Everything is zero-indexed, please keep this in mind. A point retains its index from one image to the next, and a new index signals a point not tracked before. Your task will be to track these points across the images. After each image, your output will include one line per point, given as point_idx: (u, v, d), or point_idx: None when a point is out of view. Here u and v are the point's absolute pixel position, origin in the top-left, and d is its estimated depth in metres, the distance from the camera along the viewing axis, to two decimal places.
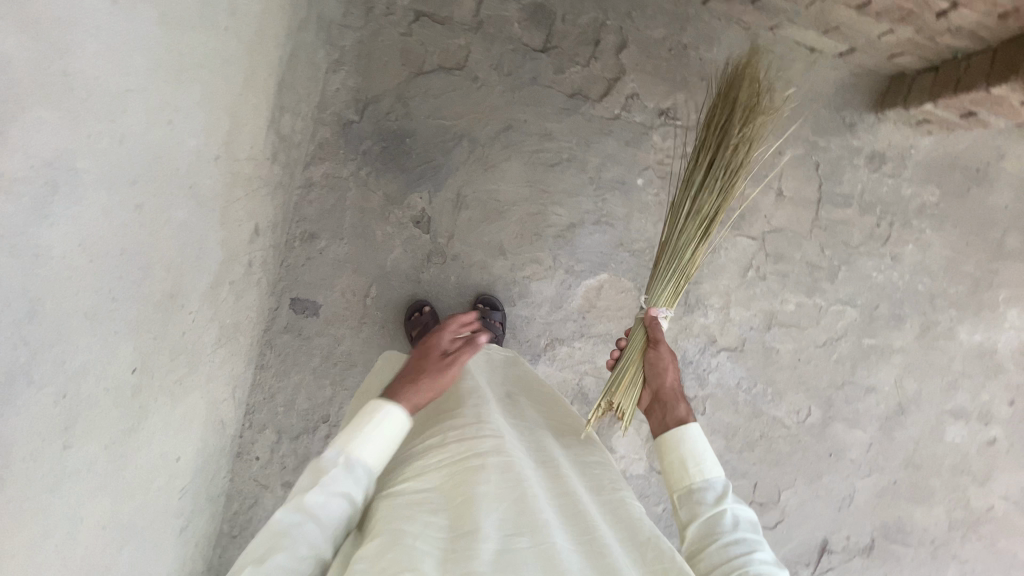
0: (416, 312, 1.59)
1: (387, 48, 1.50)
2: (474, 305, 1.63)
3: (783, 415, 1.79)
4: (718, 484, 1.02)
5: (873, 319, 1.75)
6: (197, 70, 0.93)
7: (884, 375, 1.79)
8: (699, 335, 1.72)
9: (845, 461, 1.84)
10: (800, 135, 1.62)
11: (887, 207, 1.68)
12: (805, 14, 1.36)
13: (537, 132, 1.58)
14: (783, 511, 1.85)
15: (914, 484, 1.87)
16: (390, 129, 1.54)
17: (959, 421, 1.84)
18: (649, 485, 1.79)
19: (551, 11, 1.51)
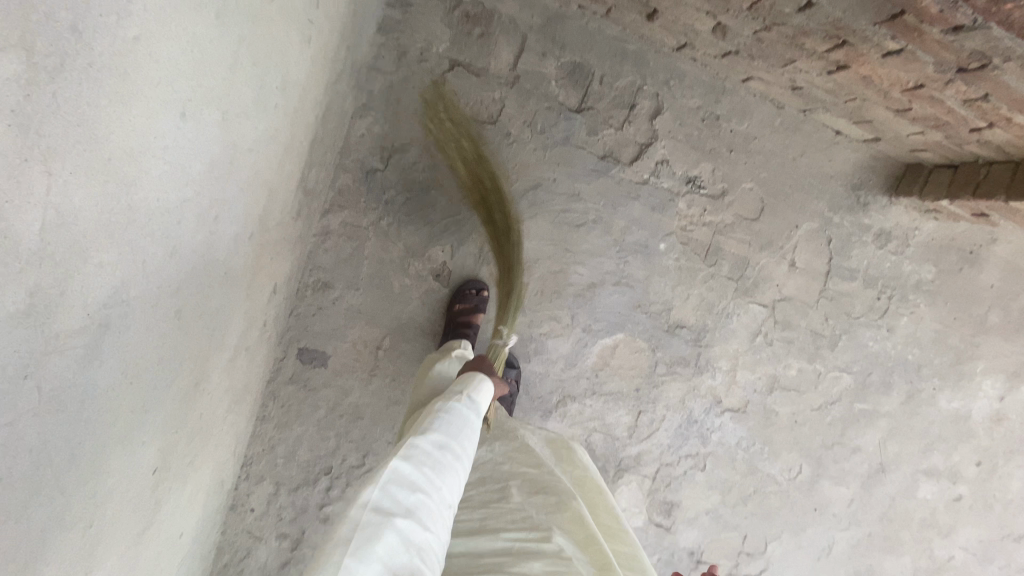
0: (457, 304, 1.52)
1: (418, 96, 1.43)
2: (490, 360, 1.60)
3: (776, 472, 1.86)
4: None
5: (865, 385, 1.84)
6: (245, 157, 0.85)
7: (870, 437, 1.89)
8: (706, 395, 1.76)
9: (828, 515, 1.93)
10: (817, 210, 1.66)
11: (888, 282, 1.76)
12: (841, 107, 1.38)
13: (565, 192, 1.55)
14: (767, 560, 1.94)
15: (887, 536, 1.99)
16: (415, 180, 1.48)
17: (931, 480, 1.96)
18: (646, 536, 1.84)
19: (589, 71, 1.47)
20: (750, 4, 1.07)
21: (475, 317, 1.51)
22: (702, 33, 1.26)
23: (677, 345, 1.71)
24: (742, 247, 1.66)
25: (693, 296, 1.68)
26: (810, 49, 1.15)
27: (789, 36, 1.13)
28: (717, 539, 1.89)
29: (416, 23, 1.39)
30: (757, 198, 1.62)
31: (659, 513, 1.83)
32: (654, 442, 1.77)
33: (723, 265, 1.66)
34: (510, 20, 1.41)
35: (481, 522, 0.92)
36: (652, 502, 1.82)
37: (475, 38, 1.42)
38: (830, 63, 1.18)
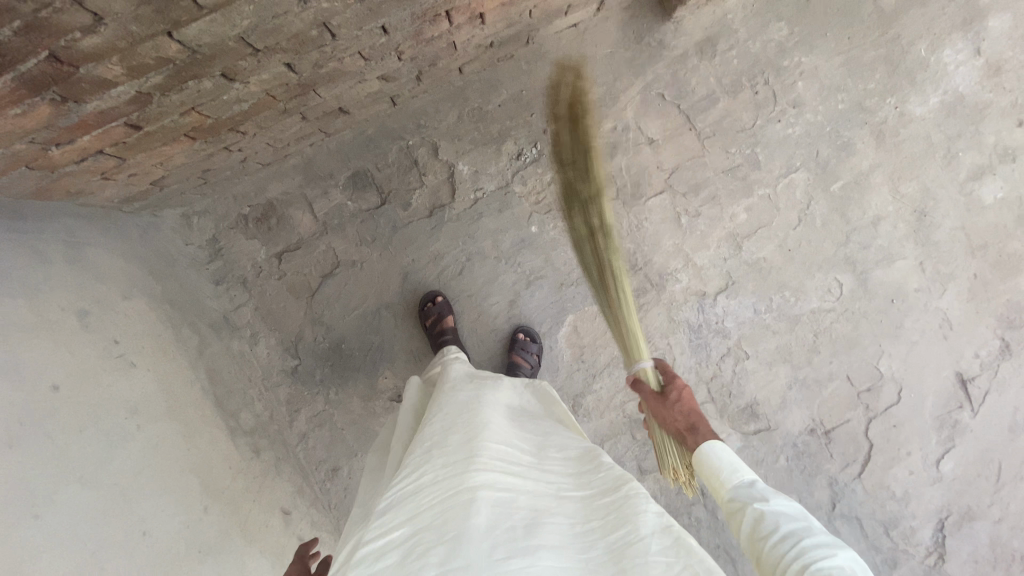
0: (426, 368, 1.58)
1: (278, 295, 1.66)
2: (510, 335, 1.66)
3: (819, 303, 1.68)
4: (755, 487, 0.89)
5: (823, 165, 1.65)
6: (139, 477, 1.09)
7: (878, 199, 1.66)
8: (688, 299, 1.69)
9: (913, 295, 1.68)
10: (628, 85, 1.61)
11: (750, 73, 1.61)
12: (536, 21, 1.39)
13: (429, 261, 1.66)
14: (895, 380, 1.71)
15: (997, 261, 1.67)
16: (326, 348, 1.67)
17: (986, 179, 1.65)
18: (756, 448, 1.72)
19: (364, 172, 1.63)
20: (362, 59, 1.16)
21: (446, 322, 1.60)
22: (382, 87, 1.36)
23: None
24: (599, 169, 1.64)
25: None
26: (441, 32, 1.21)
27: (415, 42, 1.20)
28: (825, 400, 1.71)
29: (234, 256, 1.63)
30: (569, 127, 1.61)
31: (750, 421, 1.71)
32: (683, 371, 1.70)
33: None
34: (284, 194, 1.62)
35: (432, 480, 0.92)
36: (733, 416, 1.72)
37: (276, 227, 1.63)
38: (471, 20, 1.22)
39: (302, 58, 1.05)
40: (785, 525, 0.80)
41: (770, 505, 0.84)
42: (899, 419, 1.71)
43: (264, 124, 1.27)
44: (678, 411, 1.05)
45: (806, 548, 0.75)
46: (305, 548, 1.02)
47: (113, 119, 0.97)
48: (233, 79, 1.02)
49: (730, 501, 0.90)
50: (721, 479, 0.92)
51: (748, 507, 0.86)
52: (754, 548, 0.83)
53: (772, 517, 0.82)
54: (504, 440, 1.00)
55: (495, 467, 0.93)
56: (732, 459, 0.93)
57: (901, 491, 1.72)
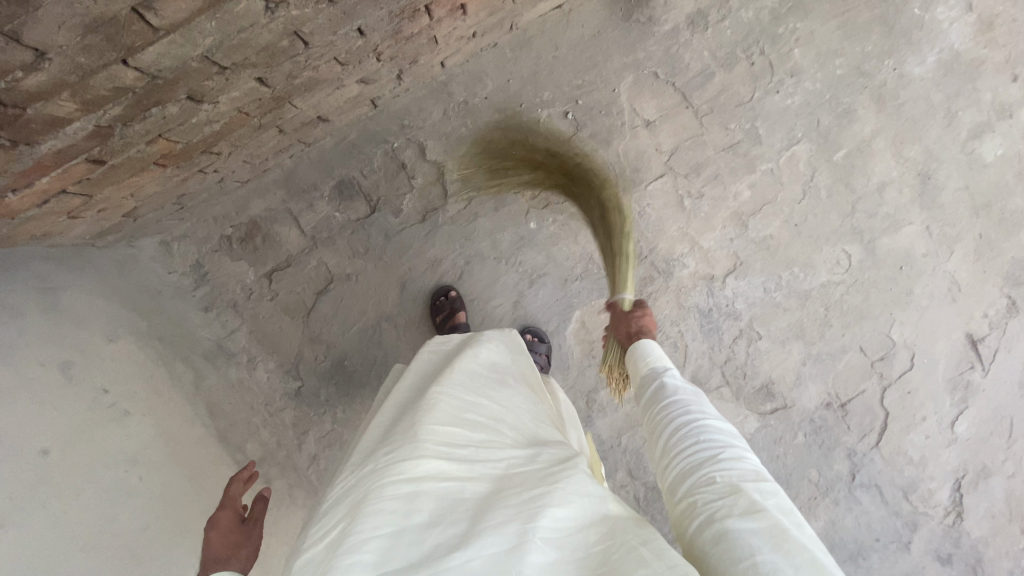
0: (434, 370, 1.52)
1: (272, 317, 1.58)
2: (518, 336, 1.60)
3: (829, 276, 1.65)
4: (669, 372, 0.89)
5: (825, 134, 1.59)
6: (149, 533, 1.03)
7: (883, 164, 1.61)
8: (696, 284, 1.64)
9: (922, 260, 1.65)
10: (619, 66, 1.53)
11: (745, 43, 1.54)
12: (520, 5, 1.29)
13: (427, 267, 1.59)
14: (908, 347, 1.68)
15: (1003, 218, 1.64)
16: (328, 367, 1.60)
17: (991, 134, 1.60)
18: (774, 427, 1.70)
19: (349, 180, 1.54)
20: (339, 65, 1.07)
21: (458, 317, 1.53)
22: (362, 90, 1.27)
23: None
24: (595, 157, 1.57)
25: None
26: (421, 28, 1.11)
27: (394, 41, 1.11)
28: (840, 373, 1.69)
29: (221, 280, 1.55)
30: (563, 115, 1.54)
31: (766, 400, 1.69)
32: (696, 357, 1.67)
33: None
34: (267, 211, 1.53)
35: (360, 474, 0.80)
36: (749, 398, 1.69)
37: (262, 246, 1.55)
38: (453, 12, 1.13)
39: (275, 70, 0.96)
40: (678, 400, 0.82)
41: (674, 386, 0.85)
42: (914, 385, 1.69)
43: (239, 142, 1.18)
44: (636, 320, 1.07)
45: (688, 425, 0.77)
46: (235, 496, 0.94)
47: (73, 157, 0.88)
48: (202, 101, 0.93)
49: (643, 381, 0.91)
50: (645, 362, 0.93)
51: (653, 385, 0.88)
52: (647, 423, 0.85)
53: (668, 394, 0.84)
54: (454, 415, 0.87)
55: (438, 447, 0.80)
56: (655, 352, 0.95)
57: (919, 456, 1.72)
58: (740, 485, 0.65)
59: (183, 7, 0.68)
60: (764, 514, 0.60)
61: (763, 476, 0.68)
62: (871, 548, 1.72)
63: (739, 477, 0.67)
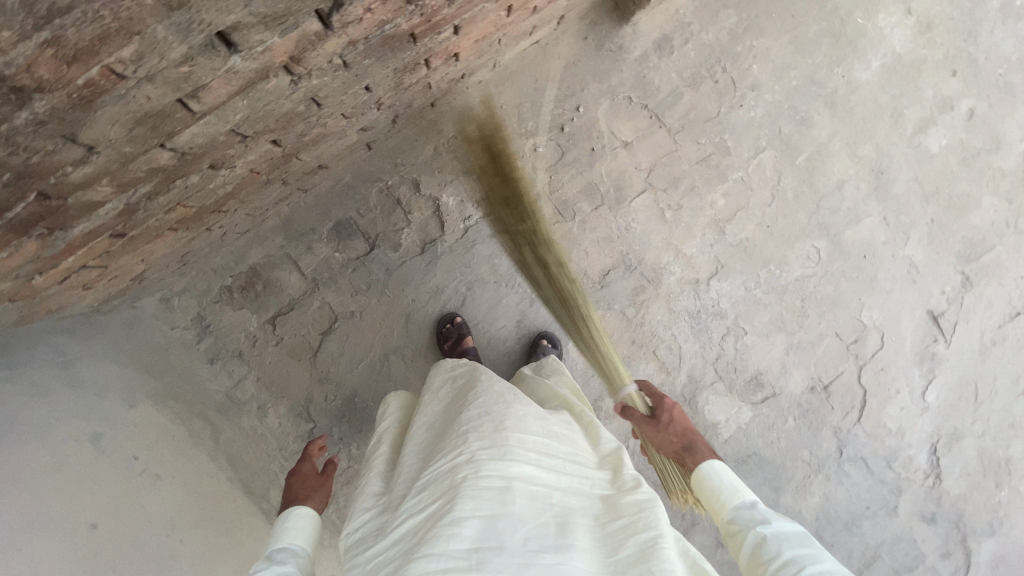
0: None
1: (278, 362, 1.59)
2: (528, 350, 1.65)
3: (802, 270, 1.79)
4: (757, 509, 0.87)
5: (787, 141, 1.73)
6: None
7: (840, 164, 1.76)
8: (684, 289, 1.75)
9: (882, 247, 1.81)
10: (596, 92, 1.65)
11: (708, 64, 1.69)
12: (505, 45, 1.37)
13: (429, 297, 1.63)
14: (878, 327, 1.84)
15: (949, 203, 1.82)
16: (339, 405, 1.61)
17: (931, 130, 1.78)
18: (767, 414, 1.82)
19: (346, 220, 1.58)
20: (345, 118, 1.12)
21: (466, 342, 1.57)
22: (361, 136, 1.31)
23: (620, 286, 1.70)
24: (581, 180, 1.67)
25: (590, 246, 1.68)
26: (419, 78, 1.17)
27: (394, 92, 1.16)
28: (820, 357, 1.82)
29: (224, 329, 1.55)
30: (549, 143, 1.64)
31: (758, 391, 1.81)
32: (691, 357, 1.77)
33: (583, 206, 1.67)
34: (267, 258, 1.56)
35: (448, 464, 0.80)
36: (742, 389, 1.80)
37: (263, 292, 1.57)
38: (447, 60, 1.19)
39: (289, 131, 0.99)
40: (786, 550, 0.78)
41: (775, 528, 0.82)
42: (887, 362, 1.85)
43: (245, 198, 1.20)
44: (672, 436, 1.05)
45: (809, 573, 0.74)
46: (312, 456, 1.01)
47: (99, 235, 0.89)
48: (221, 167, 0.96)
49: (736, 524, 0.88)
50: (725, 497, 0.91)
51: (752, 531, 0.84)
52: (756, 574, 0.80)
53: (774, 538, 0.81)
54: (540, 427, 0.88)
55: (531, 455, 0.81)
56: (731, 481, 0.93)
57: (897, 427, 1.87)
58: None
59: (223, 92, 0.72)
60: None
61: None
62: (863, 516, 1.85)
63: None
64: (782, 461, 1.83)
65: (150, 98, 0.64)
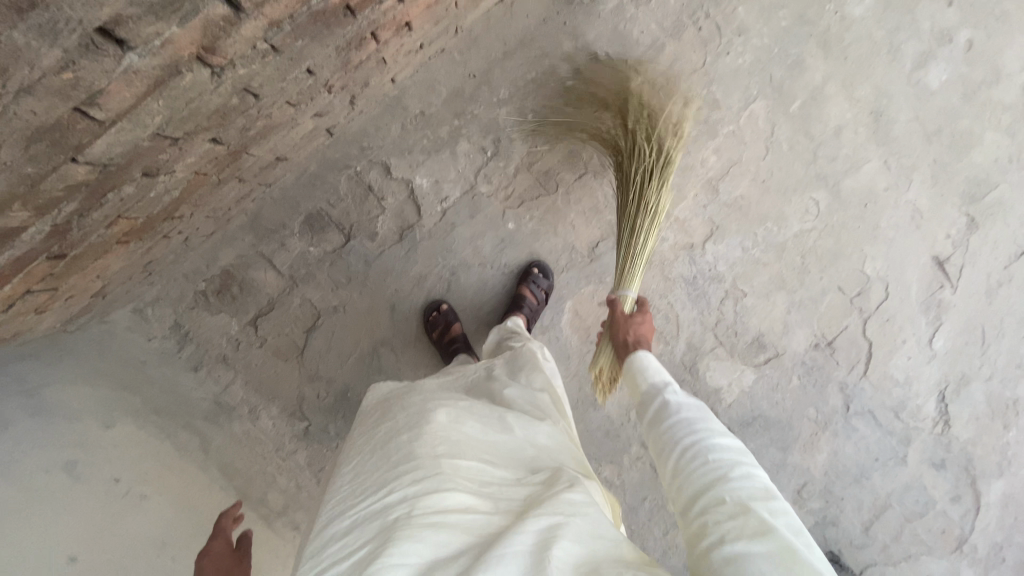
0: None
1: (264, 364, 1.54)
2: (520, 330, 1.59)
3: (801, 225, 1.70)
4: (670, 389, 0.90)
5: (779, 87, 1.63)
6: None
7: (836, 108, 1.66)
8: (677, 254, 1.67)
9: (884, 194, 1.72)
10: (570, 51, 1.53)
11: (690, 10, 1.56)
12: (463, 8, 1.26)
13: (413, 284, 1.57)
14: (882, 278, 1.76)
15: (954, 140, 1.71)
16: (331, 402, 1.57)
17: (934, 62, 1.66)
18: (771, 376, 1.76)
19: (317, 212, 1.51)
20: (292, 106, 1.03)
21: (454, 329, 1.52)
22: (318, 122, 1.22)
23: (610, 257, 1.63)
24: (562, 147, 1.57)
25: (577, 218, 1.60)
26: (369, 54, 1.07)
27: (344, 72, 1.06)
28: (824, 314, 1.75)
29: (204, 336, 1.50)
30: (524, 111, 1.54)
31: (761, 353, 1.75)
32: (689, 324, 1.71)
33: (566, 176, 1.58)
34: (239, 258, 1.50)
35: (377, 501, 0.78)
36: (744, 353, 1.75)
37: (240, 294, 1.51)
38: (399, 32, 1.09)
39: (228, 127, 0.91)
40: (683, 420, 0.83)
41: (684, 403, 0.86)
42: (893, 313, 1.78)
43: (199, 202, 1.13)
44: (634, 328, 1.14)
45: (701, 445, 0.78)
46: (225, 529, 0.92)
47: (32, 259, 0.82)
48: (158, 173, 0.88)
49: (646, 403, 0.92)
50: (642, 380, 0.96)
51: (658, 404, 0.89)
52: (654, 445, 0.85)
53: (676, 411, 0.85)
54: (469, 449, 0.86)
55: (461, 482, 0.79)
56: (654, 369, 0.97)
57: (904, 377, 1.82)
58: (751, 507, 0.68)
59: (129, 96, 0.64)
60: (772, 539, 0.63)
61: (769, 489, 0.72)
62: (872, 469, 1.83)
63: (747, 491, 0.70)
64: (789, 422, 1.79)
65: (38, 112, 0.56)
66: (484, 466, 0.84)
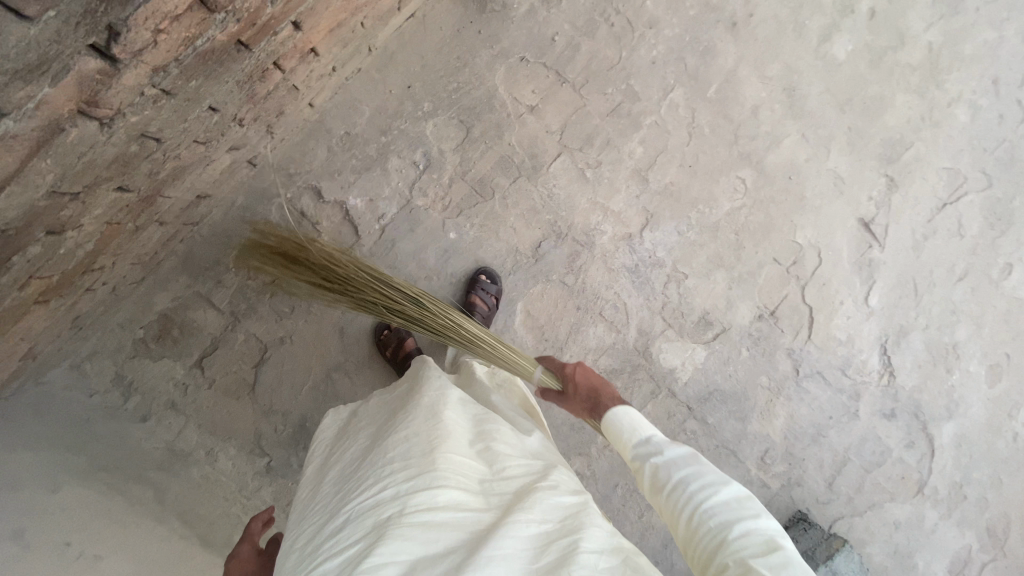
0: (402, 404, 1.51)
1: (216, 404, 1.51)
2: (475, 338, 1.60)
3: (731, 204, 1.77)
4: (653, 440, 0.85)
5: (695, 74, 1.70)
6: None
7: (751, 88, 1.73)
8: (618, 245, 1.71)
9: (806, 165, 1.80)
10: (489, 59, 1.57)
11: (601, 8, 1.64)
12: (372, 27, 1.26)
13: (360, 305, 1.56)
14: (814, 245, 1.83)
15: (864, 107, 1.80)
16: (290, 434, 1.55)
17: (835, 37, 1.77)
18: (722, 351, 1.82)
19: None
20: (203, 144, 1.01)
21: (408, 344, 1.51)
22: (237, 155, 1.21)
23: (553, 255, 1.66)
24: (493, 153, 1.59)
25: (516, 221, 1.62)
26: (276, 83, 1.07)
27: (252, 104, 1.05)
28: (764, 285, 1.82)
29: (150, 384, 1.47)
30: (450, 121, 1.55)
31: (709, 330, 1.81)
32: (638, 311, 1.75)
33: (500, 181, 1.60)
34: (177, 301, 1.47)
35: (372, 499, 0.79)
36: (694, 332, 1.80)
37: (182, 337, 1.48)
38: (305, 57, 1.09)
39: (134, 174, 0.90)
40: (677, 474, 0.79)
41: (673, 454, 0.82)
42: (828, 276, 1.86)
43: (120, 249, 1.10)
44: (581, 389, 1.03)
45: (700, 502, 0.75)
46: (255, 533, 0.98)
47: None
48: (65, 229, 0.86)
49: (634, 454, 0.87)
50: (626, 437, 0.89)
51: (648, 460, 0.84)
52: (659, 504, 0.81)
53: (667, 466, 0.81)
54: (469, 447, 0.86)
55: (458, 478, 0.79)
56: (631, 420, 0.89)
57: (848, 336, 1.89)
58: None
59: (13, 159, 0.63)
60: None
61: (777, 544, 0.69)
62: (827, 427, 1.89)
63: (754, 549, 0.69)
64: (745, 393, 1.85)
65: None
66: (482, 467, 0.84)
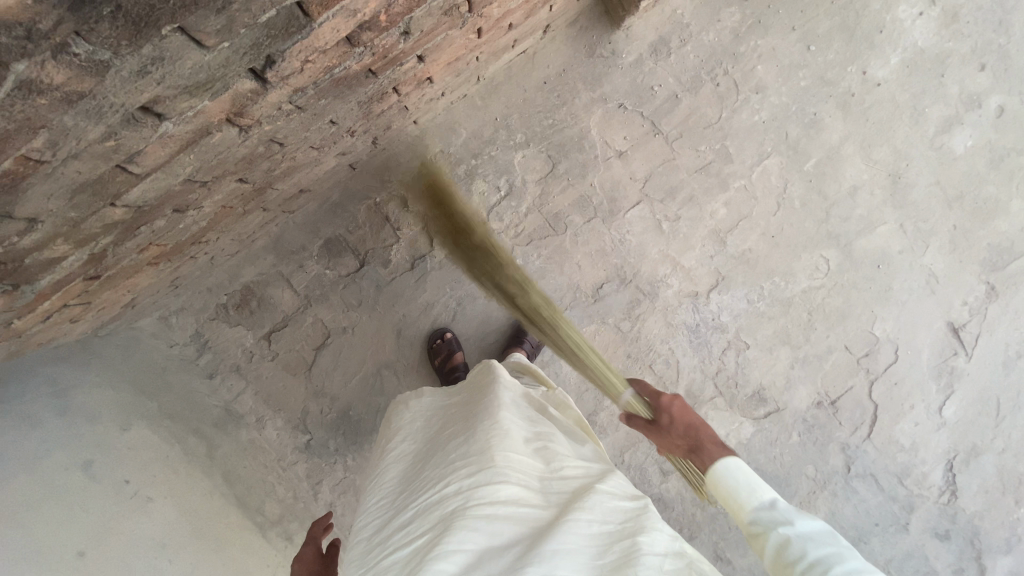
0: None
1: (274, 377, 1.62)
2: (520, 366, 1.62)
3: (808, 282, 1.70)
4: (779, 506, 0.69)
5: (795, 145, 1.66)
6: None
7: (853, 169, 1.67)
8: (682, 301, 1.69)
9: (898, 257, 1.70)
10: (586, 102, 1.61)
11: (708, 66, 1.63)
12: (486, 60, 1.33)
13: (419, 312, 1.63)
14: (892, 340, 1.73)
15: (975, 208, 1.69)
16: (333, 419, 1.63)
17: (957, 129, 1.66)
18: (771, 430, 1.75)
19: (336, 238, 1.60)
20: (315, 149, 1.10)
21: (456, 358, 1.55)
22: (341, 159, 1.30)
23: (613, 300, 1.66)
24: (573, 191, 1.62)
25: (584, 260, 1.64)
26: (390, 103, 1.15)
27: (366, 119, 1.14)
28: (828, 372, 1.74)
29: (222, 345, 1.60)
30: (538, 155, 1.61)
31: (761, 406, 1.74)
32: (689, 371, 1.71)
33: (575, 219, 1.63)
34: (260, 276, 1.59)
35: (436, 494, 0.81)
36: (744, 404, 1.74)
37: (258, 309, 1.60)
38: (420, 84, 1.16)
39: (254, 169, 0.99)
40: (814, 554, 0.62)
41: (803, 529, 0.65)
42: (901, 377, 1.74)
43: (225, 227, 1.21)
44: (678, 431, 0.82)
45: None
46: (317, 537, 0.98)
47: (70, 280, 0.91)
48: (188, 208, 0.96)
49: (751, 521, 0.70)
50: (739, 493, 0.72)
51: (775, 533, 0.67)
52: None
53: (798, 542, 0.64)
54: (526, 445, 0.87)
55: (517, 474, 0.80)
56: (749, 478, 0.73)
57: (911, 444, 1.76)
58: None
59: (163, 154, 0.72)
60: None
61: None
62: (871, 534, 1.76)
63: None
64: (787, 478, 1.76)
65: (82, 171, 0.64)
66: (539, 466, 0.84)
